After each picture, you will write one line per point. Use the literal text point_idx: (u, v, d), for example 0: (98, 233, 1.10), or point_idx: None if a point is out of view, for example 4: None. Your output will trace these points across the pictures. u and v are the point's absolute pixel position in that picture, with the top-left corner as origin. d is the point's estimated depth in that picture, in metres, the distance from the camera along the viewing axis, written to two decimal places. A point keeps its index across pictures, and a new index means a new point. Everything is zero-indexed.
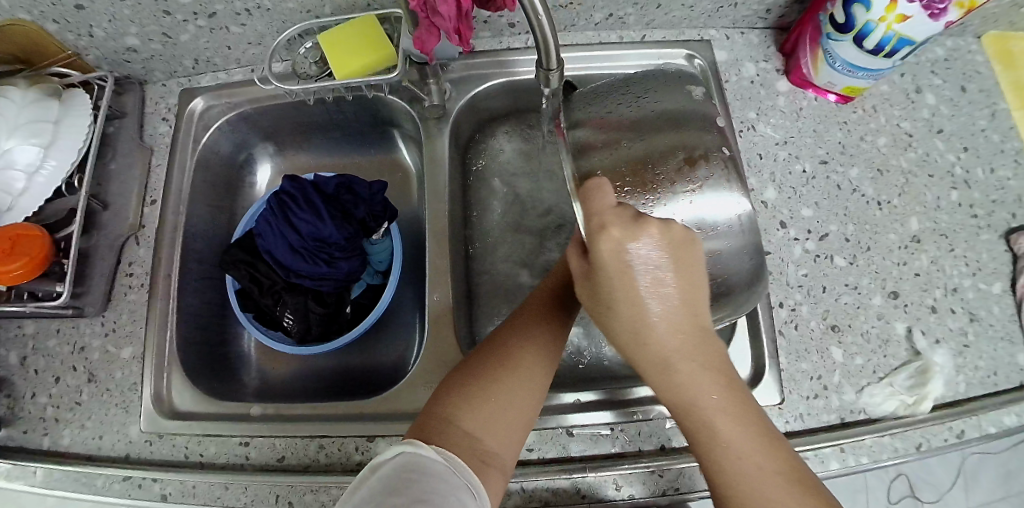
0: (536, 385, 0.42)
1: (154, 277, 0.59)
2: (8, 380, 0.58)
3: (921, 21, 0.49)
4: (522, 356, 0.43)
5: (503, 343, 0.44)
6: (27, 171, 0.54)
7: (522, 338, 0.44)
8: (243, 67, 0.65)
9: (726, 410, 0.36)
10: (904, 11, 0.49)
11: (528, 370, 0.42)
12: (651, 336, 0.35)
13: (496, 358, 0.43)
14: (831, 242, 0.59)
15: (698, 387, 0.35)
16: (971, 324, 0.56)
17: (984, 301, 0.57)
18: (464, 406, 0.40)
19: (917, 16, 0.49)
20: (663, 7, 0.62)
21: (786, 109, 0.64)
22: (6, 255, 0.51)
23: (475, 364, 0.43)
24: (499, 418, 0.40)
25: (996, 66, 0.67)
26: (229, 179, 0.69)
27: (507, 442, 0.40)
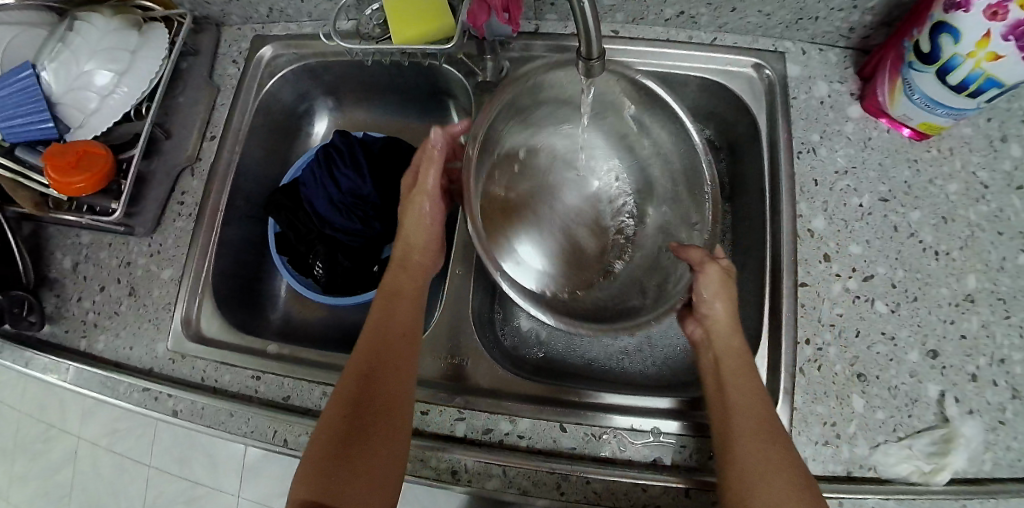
0: (396, 398, 0.47)
1: (202, 208, 0.63)
2: (62, 281, 0.64)
3: (1013, 63, 0.46)
4: (379, 395, 0.47)
5: (354, 401, 0.47)
6: (102, 93, 0.57)
7: (371, 392, 0.47)
8: (313, 20, 0.66)
9: (738, 406, 0.46)
10: (996, 50, 0.45)
11: (387, 394, 0.47)
12: (730, 367, 0.49)
13: (348, 413, 0.46)
14: (875, 285, 0.56)
15: (747, 395, 0.47)
16: (1013, 401, 0.52)
17: None
18: (330, 478, 0.43)
19: (1010, 56, 0.45)
20: (739, 11, 0.60)
21: (853, 136, 0.60)
22: (69, 167, 0.55)
23: (332, 439, 0.45)
24: (359, 490, 0.43)
25: None
26: (287, 126, 0.72)
27: (387, 474, 0.44)
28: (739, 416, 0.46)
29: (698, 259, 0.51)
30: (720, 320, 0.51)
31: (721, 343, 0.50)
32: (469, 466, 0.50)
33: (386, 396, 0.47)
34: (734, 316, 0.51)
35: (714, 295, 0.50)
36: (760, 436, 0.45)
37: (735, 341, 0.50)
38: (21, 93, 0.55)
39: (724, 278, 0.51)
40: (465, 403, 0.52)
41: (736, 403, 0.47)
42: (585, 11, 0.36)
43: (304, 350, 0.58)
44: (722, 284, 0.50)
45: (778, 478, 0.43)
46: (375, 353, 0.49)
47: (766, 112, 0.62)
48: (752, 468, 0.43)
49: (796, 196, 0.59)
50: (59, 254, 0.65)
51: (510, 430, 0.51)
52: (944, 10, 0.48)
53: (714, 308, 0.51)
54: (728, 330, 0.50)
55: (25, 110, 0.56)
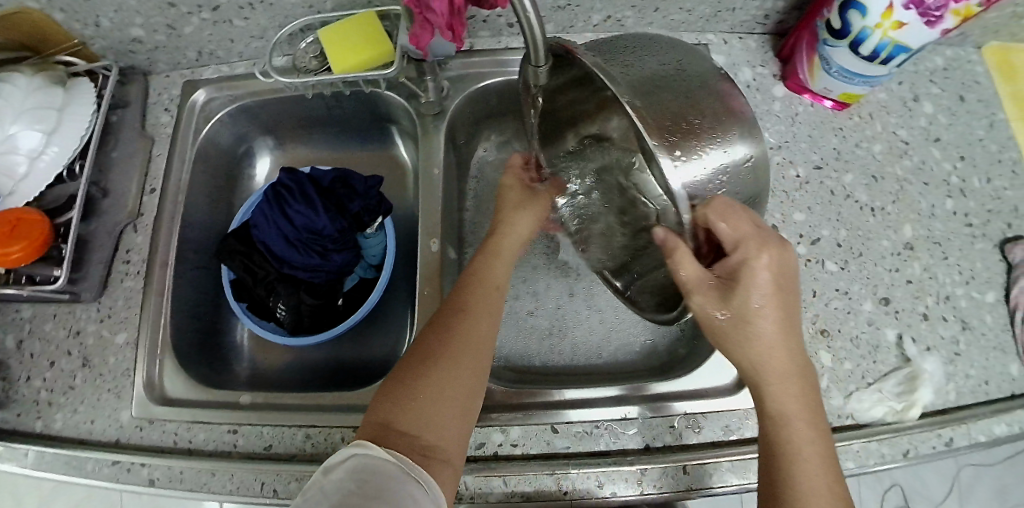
0: (482, 348, 0.45)
1: (151, 264, 0.60)
2: (3, 362, 0.59)
3: (917, 28, 0.50)
4: (457, 329, 0.45)
5: (448, 323, 0.45)
6: (29, 155, 0.55)
7: (462, 321, 0.45)
8: (246, 60, 0.65)
9: (780, 396, 0.41)
10: (900, 18, 0.50)
11: (473, 336, 0.45)
12: (779, 382, 0.41)
13: (435, 344, 0.44)
14: (823, 247, 0.59)
15: (783, 380, 0.41)
16: (963, 333, 0.56)
17: (977, 310, 0.57)
18: (404, 396, 0.41)
19: (913, 23, 0.50)
20: (661, 10, 0.63)
21: (782, 113, 0.64)
22: (6, 236, 0.52)
23: (423, 357, 0.43)
24: (446, 419, 0.41)
25: (996, 77, 0.67)
26: (229, 171, 0.70)
27: (466, 409, 0.42)
28: (794, 439, 0.40)
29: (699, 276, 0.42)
30: (765, 333, 0.41)
31: (776, 358, 0.41)
32: (468, 483, 0.49)
33: (474, 340, 0.44)
34: (777, 308, 0.42)
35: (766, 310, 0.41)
36: (793, 429, 0.40)
37: (788, 353, 0.42)
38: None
39: (740, 288, 0.41)
40: None
41: (777, 398, 0.41)
42: (530, 20, 0.38)
43: (279, 395, 0.56)
44: (722, 303, 0.41)
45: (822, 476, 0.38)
46: (470, 290, 0.48)
47: None
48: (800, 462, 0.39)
49: None
50: None
51: (503, 440, 0.51)
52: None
53: (760, 318, 0.41)
54: (780, 341, 0.41)
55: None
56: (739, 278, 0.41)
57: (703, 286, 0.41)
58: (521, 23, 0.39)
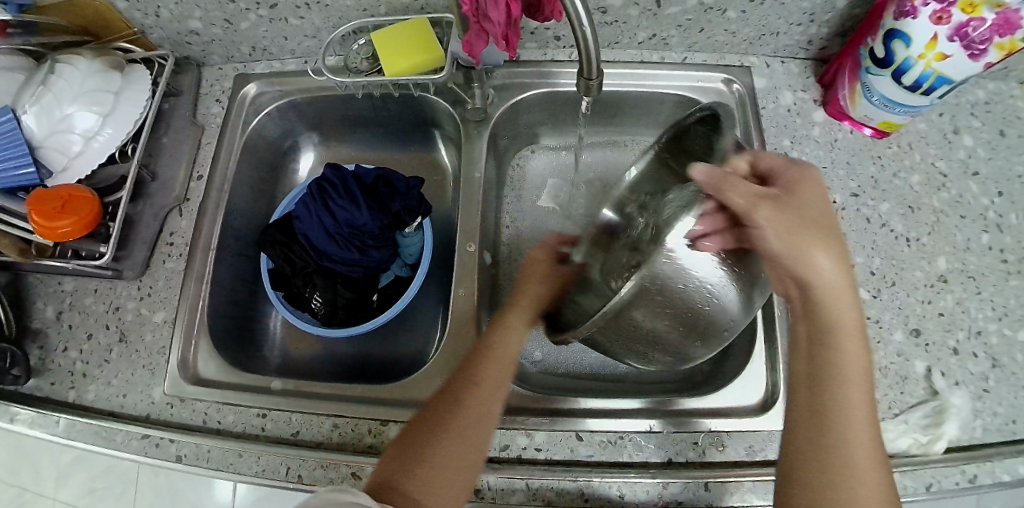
0: (490, 397, 0.47)
1: (194, 247, 0.62)
2: (44, 331, 0.61)
3: (960, 61, 0.50)
4: (472, 381, 0.48)
5: (454, 386, 0.48)
6: (85, 135, 0.57)
7: (461, 385, 0.48)
8: (297, 57, 0.67)
9: (825, 354, 0.42)
10: (944, 50, 0.50)
11: (485, 385, 0.48)
12: (841, 330, 0.41)
13: (438, 404, 0.47)
14: (855, 274, 0.59)
15: (845, 346, 0.41)
16: (993, 370, 0.56)
17: (1009, 348, 0.56)
18: (414, 454, 0.44)
19: (956, 55, 0.50)
20: (707, 31, 0.63)
21: (820, 139, 0.65)
22: (56, 212, 0.54)
23: (421, 419, 0.46)
24: (437, 473, 0.43)
25: None
26: (273, 163, 0.72)
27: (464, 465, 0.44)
28: (849, 418, 0.40)
29: (747, 193, 0.40)
30: (829, 287, 0.41)
31: (823, 304, 0.41)
32: (490, 484, 0.50)
33: (475, 420, 0.46)
34: (840, 262, 0.41)
35: (767, 227, 0.39)
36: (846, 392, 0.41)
37: (846, 300, 0.42)
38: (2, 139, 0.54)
39: (797, 205, 0.41)
40: None
41: (831, 343, 0.41)
42: (587, 37, 0.39)
43: (311, 384, 0.58)
44: (780, 222, 0.39)
45: (873, 455, 0.40)
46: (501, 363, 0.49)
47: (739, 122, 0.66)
48: (853, 430, 0.40)
49: None
50: (41, 304, 0.63)
51: (527, 444, 0.51)
52: (894, 18, 0.52)
53: (816, 261, 0.40)
54: (841, 278, 0.41)
55: (6, 156, 0.55)
56: (791, 199, 0.41)
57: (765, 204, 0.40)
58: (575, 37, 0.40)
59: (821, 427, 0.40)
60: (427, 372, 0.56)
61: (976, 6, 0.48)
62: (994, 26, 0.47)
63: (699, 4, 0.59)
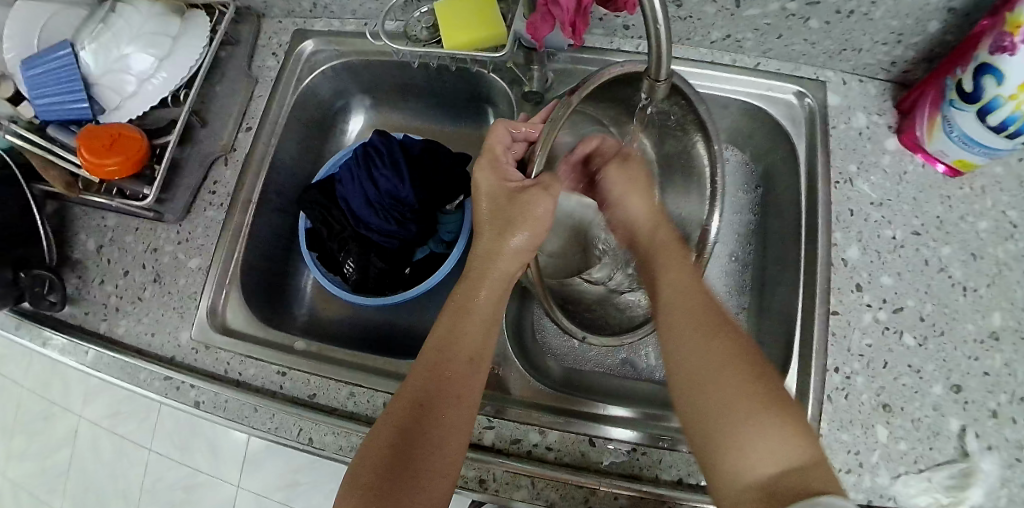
0: (473, 388, 0.44)
1: (235, 199, 0.62)
2: (84, 262, 0.63)
3: None
4: (453, 377, 0.44)
5: (435, 379, 0.44)
6: (140, 77, 0.57)
7: (439, 383, 0.44)
8: (356, 18, 0.66)
9: (699, 336, 0.42)
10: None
11: (459, 384, 0.44)
12: (677, 290, 0.46)
13: (415, 410, 0.42)
14: (904, 317, 0.56)
15: (684, 316, 0.44)
16: None
17: None
18: (395, 469, 0.40)
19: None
20: (785, 38, 0.60)
21: (889, 169, 0.61)
22: (105, 149, 0.55)
23: (404, 415, 0.42)
24: (431, 475, 0.40)
25: None
26: (322, 122, 0.71)
27: (451, 461, 0.42)
28: (703, 361, 0.40)
29: (612, 153, 0.59)
30: (638, 218, 0.54)
31: (666, 278, 0.47)
32: (497, 475, 0.50)
33: (461, 414, 0.43)
34: (652, 209, 0.55)
35: (626, 202, 0.56)
36: (696, 358, 0.41)
37: (683, 268, 0.48)
38: (59, 71, 0.55)
39: (632, 173, 0.57)
40: (494, 411, 0.52)
41: (666, 302, 0.46)
42: (659, 33, 0.37)
43: (332, 349, 0.58)
44: (636, 187, 0.55)
45: (737, 369, 0.39)
46: (439, 349, 0.45)
47: (805, 141, 0.62)
48: (693, 361, 0.41)
49: (831, 225, 0.59)
50: (83, 236, 0.64)
51: (538, 441, 0.51)
52: (989, 51, 0.48)
53: (626, 206, 0.56)
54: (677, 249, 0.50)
55: (62, 88, 0.56)
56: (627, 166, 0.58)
57: (614, 162, 0.58)
58: (648, 34, 0.38)
59: (685, 370, 0.41)
60: None
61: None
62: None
63: (781, 9, 0.55)
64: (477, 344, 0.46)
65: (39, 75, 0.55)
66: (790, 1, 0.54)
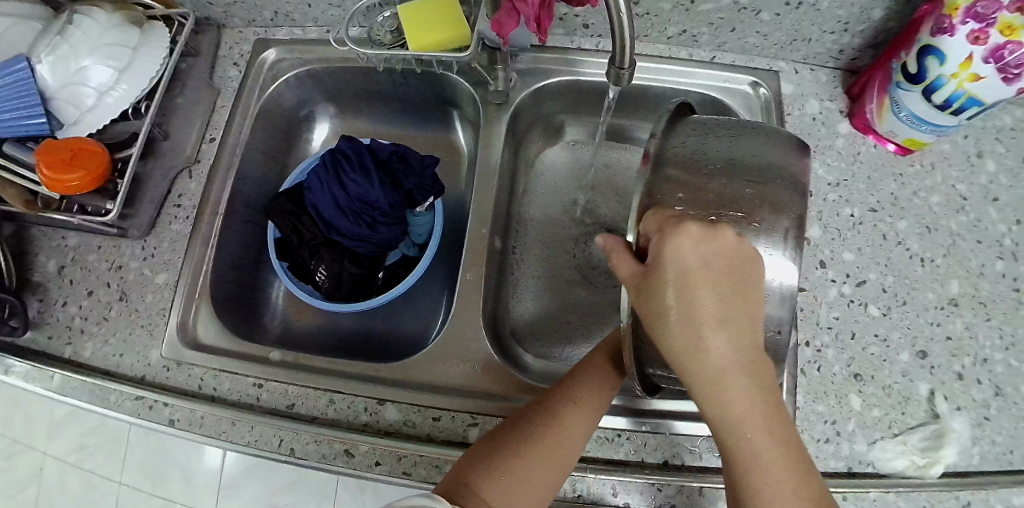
0: (585, 420, 0.45)
1: (201, 212, 0.61)
2: (44, 284, 0.61)
3: (993, 83, 0.49)
4: (576, 400, 0.45)
5: (550, 398, 0.46)
6: (99, 89, 0.56)
7: (563, 403, 0.45)
8: (319, 26, 0.66)
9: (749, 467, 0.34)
10: (978, 71, 0.49)
11: (583, 402, 0.45)
12: (735, 411, 0.33)
13: (514, 436, 0.44)
14: (868, 290, 0.59)
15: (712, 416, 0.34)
16: (996, 398, 0.55)
17: (1014, 377, 0.56)
18: (491, 470, 0.42)
19: (990, 77, 0.49)
20: (737, 31, 0.62)
21: (843, 150, 0.64)
22: (66, 165, 0.54)
23: (514, 424, 0.45)
24: (518, 487, 0.41)
25: None
26: (288, 132, 0.71)
27: (547, 482, 0.42)
28: (770, 475, 0.34)
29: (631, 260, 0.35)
30: (723, 347, 0.33)
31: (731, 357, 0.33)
32: None
33: (569, 435, 0.44)
34: (734, 329, 0.33)
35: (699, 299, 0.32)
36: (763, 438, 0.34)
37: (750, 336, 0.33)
38: (14, 87, 0.53)
39: (712, 269, 0.32)
40: (476, 409, 0.52)
41: (696, 383, 0.33)
42: (624, 21, 0.38)
43: (309, 357, 0.57)
44: (710, 297, 0.32)
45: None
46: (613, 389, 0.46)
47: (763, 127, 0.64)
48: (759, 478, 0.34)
49: None
50: (42, 257, 0.62)
51: None
52: (930, 34, 0.51)
53: (717, 336, 0.32)
54: (734, 356, 0.33)
55: (19, 103, 0.54)
56: (670, 244, 0.33)
57: (668, 257, 0.33)
58: (612, 19, 0.38)
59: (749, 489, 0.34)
60: (430, 354, 0.55)
61: (1016, 29, 0.46)
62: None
63: (733, 3, 0.58)
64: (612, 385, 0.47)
65: None
66: None
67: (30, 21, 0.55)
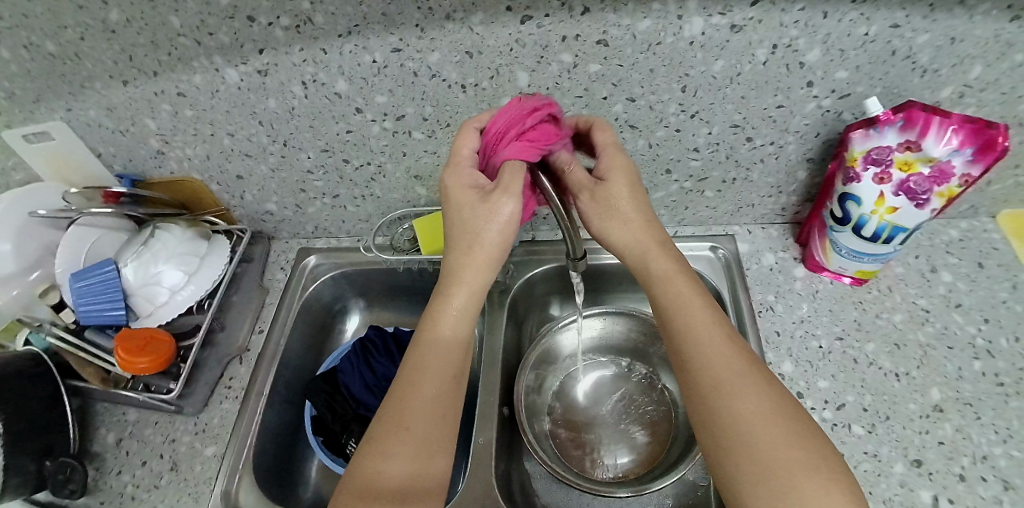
0: (441, 406, 0.52)
1: (248, 394, 0.71)
2: (100, 455, 0.69)
3: (908, 212, 0.59)
4: (428, 396, 0.52)
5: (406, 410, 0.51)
6: (171, 289, 0.69)
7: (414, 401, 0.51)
8: (352, 237, 0.81)
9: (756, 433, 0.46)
10: (892, 204, 0.60)
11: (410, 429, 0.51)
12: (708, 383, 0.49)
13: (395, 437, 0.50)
14: (848, 412, 0.64)
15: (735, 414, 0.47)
16: (1005, 492, 0.57)
17: (1020, 470, 0.58)
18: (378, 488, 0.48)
19: (903, 207, 0.59)
20: (691, 209, 0.76)
21: (803, 291, 0.73)
22: (139, 349, 0.64)
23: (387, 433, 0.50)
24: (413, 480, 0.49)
25: (1014, 240, 0.76)
26: (324, 320, 0.82)
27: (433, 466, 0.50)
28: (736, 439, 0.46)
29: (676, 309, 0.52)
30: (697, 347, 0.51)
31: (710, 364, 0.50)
32: None
33: (430, 426, 0.50)
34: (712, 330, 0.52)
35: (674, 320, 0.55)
36: (758, 451, 0.45)
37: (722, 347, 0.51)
38: (103, 284, 0.65)
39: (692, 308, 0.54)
40: None
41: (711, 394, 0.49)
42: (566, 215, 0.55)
43: None
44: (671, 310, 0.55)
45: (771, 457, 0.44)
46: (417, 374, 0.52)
47: (727, 283, 0.75)
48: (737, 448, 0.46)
49: (763, 346, 0.69)
50: (103, 430, 0.71)
51: None
52: (843, 184, 0.62)
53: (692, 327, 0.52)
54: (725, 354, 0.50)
55: (102, 298, 0.66)
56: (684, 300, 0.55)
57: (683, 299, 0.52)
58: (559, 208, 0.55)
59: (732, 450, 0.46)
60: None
61: (911, 164, 0.58)
62: (932, 177, 0.58)
63: (680, 189, 0.72)
64: (435, 371, 0.53)
65: (83, 287, 0.65)
66: (685, 182, 0.71)
67: (121, 231, 0.71)
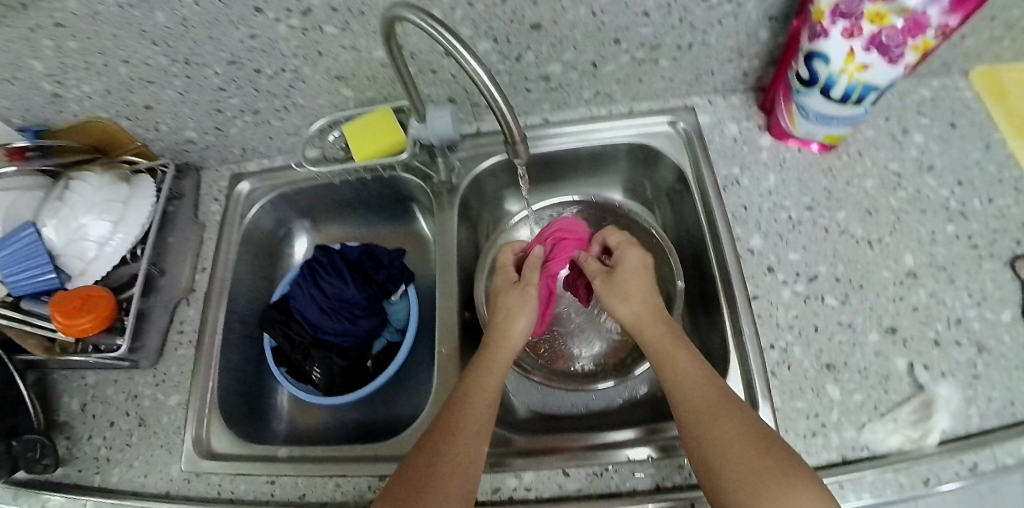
0: (478, 416, 0.50)
1: (201, 335, 0.68)
2: (69, 423, 0.66)
3: (880, 69, 0.54)
4: (465, 410, 0.50)
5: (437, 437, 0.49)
6: (98, 242, 0.64)
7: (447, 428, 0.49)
8: (284, 153, 0.77)
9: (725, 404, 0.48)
10: (862, 62, 0.54)
11: (457, 451, 0.48)
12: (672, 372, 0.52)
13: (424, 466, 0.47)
14: (821, 283, 0.61)
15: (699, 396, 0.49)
16: (979, 355, 0.56)
17: (993, 331, 0.57)
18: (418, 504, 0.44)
19: (875, 64, 0.54)
20: (644, 81, 0.70)
21: (769, 160, 0.70)
22: (76, 310, 0.60)
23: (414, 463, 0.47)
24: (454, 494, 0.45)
25: (987, 98, 0.72)
26: (270, 248, 0.80)
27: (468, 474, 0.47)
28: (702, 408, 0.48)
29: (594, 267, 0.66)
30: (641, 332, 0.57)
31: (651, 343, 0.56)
32: None
33: (466, 448, 0.48)
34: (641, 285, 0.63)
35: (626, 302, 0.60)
36: (714, 408, 0.47)
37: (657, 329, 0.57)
38: (26, 249, 0.61)
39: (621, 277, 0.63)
40: None
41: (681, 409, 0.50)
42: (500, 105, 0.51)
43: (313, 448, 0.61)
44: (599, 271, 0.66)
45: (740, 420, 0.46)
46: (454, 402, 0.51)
47: (690, 161, 0.71)
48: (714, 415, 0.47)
49: (730, 223, 0.66)
50: (66, 399, 0.67)
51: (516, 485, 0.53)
52: (810, 41, 0.57)
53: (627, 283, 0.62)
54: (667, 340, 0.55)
55: (28, 264, 0.61)
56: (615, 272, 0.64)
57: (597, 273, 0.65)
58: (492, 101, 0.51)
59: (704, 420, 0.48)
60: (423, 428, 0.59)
61: (883, 16, 0.51)
62: (906, 29, 0.51)
63: (632, 59, 0.66)
64: (470, 394, 0.52)
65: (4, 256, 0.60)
66: (636, 51, 0.65)
67: (34, 190, 0.65)
